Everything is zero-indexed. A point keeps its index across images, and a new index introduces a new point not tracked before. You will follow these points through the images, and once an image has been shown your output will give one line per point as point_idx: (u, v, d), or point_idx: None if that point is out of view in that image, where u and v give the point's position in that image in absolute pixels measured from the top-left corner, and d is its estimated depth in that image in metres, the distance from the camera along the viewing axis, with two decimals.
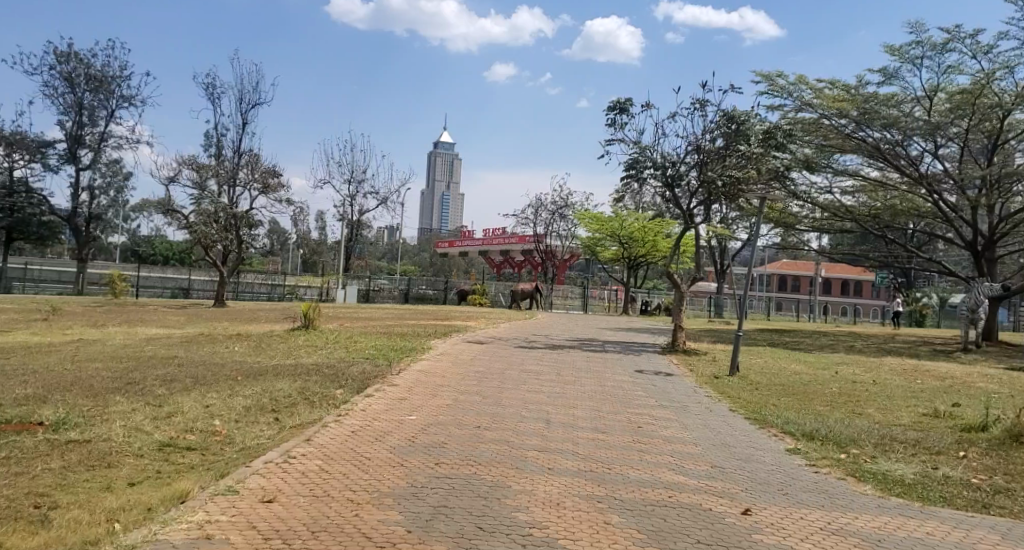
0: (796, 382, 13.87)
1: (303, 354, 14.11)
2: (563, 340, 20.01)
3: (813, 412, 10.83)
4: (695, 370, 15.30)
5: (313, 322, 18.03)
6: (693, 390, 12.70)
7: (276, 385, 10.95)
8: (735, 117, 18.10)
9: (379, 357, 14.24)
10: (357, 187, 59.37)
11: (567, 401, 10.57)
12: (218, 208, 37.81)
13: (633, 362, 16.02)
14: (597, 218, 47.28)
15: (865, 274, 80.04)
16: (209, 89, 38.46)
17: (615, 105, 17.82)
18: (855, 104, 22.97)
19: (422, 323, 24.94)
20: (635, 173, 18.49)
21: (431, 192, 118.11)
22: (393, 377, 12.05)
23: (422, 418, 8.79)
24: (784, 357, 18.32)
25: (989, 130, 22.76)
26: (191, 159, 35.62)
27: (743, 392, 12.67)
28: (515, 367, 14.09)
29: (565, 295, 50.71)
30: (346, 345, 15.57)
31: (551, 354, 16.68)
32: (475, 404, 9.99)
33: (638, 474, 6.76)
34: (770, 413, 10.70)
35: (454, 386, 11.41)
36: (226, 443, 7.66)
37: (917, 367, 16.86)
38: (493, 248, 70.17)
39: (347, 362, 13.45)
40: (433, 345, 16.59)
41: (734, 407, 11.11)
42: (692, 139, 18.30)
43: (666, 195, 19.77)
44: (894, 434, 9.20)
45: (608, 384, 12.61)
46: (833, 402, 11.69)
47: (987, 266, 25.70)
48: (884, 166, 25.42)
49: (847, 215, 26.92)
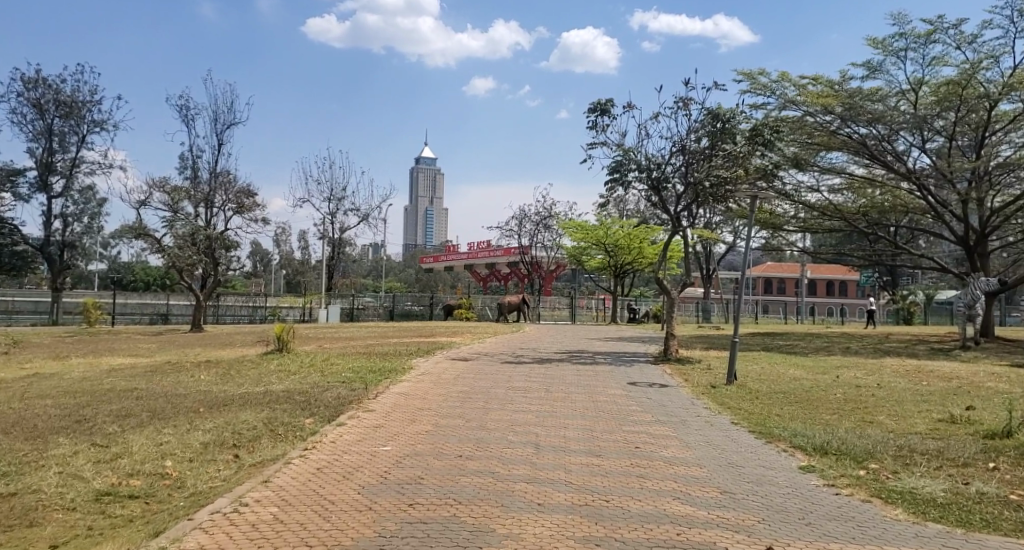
0: (798, 389, 13.18)
1: (274, 381, 13.21)
2: (552, 353, 19.21)
3: (821, 422, 10.13)
4: (690, 379, 14.55)
5: (287, 345, 17.09)
6: (691, 402, 11.94)
7: (241, 417, 10.05)
8: (720, 115, 17.47)
9: (355, 379, 13.35)
10: (338, 205, 58.38)
11: (557, 421, 9.78)
12: (194, 230, 36.81)
13: (625, 373, 15.25)
14: (582, 228, 46.64)
15: (850, 275, 80.06)
16: (182, 109, 37.54)
17: (596, 107, 17.16)
18: (840, 100, 22.47)
19: (405, 340, 24.01)
20: (619, 176, 17.79)
21: (414, 209, 117.21)
22: (370, 402, 11.20)
23: (398, 449, 7.96)
24: (781, 362, 17.66)
25: (976, 123, 22.32)
26: (162, 182, 34.56)
27: (743, 402, 11.93)
28: (501, 384, 13.26)
29: (552, 306, 50.10)
30: (321, 369, 14.68)
31: (539, 368, 15.89)
32: (458, 429, 9.19)
33: (639, 506, 5.98)
34: (776, 425, 9.96)
35: (435, 409, 10.59)
36: (174, 488, 6.75)
37: (920, 367, 16.24)
38: (478, 261, 69.37)
39: (321, 387, 12.59)
40: (414, 364, 15.73)
41: (737, 419, 10.38)
42: (677, 139, 17.63)
43: (652, 198, 19.11)
44: (914, 445, 8.48)
45: (601, 399, 11.83)
46: (840, 410, 11.00)
47: (980, 260, 25.19)
48: (871, 162, 24.96)
49: (835, 214, 26.43)
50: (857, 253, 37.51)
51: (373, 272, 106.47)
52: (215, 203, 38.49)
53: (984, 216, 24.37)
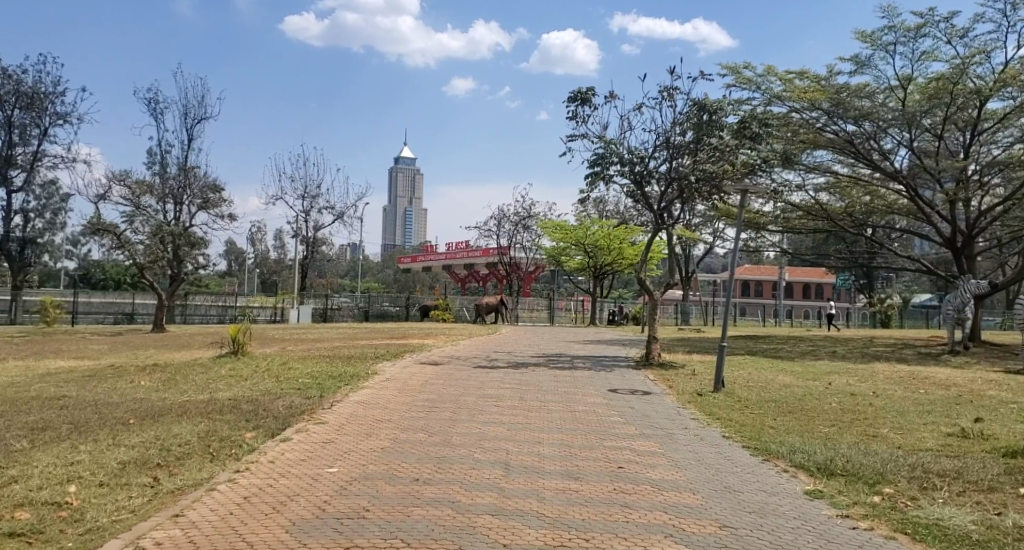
0: (789, 397, 12.32)
1: (222, 387, 12.05)
2: (528, 357, 18.19)
3: (820, 436, 9.24)
4: (674, 385, 13.63)
5: (243, 347, 15.88)
6: (677, 412, 10.99)
7: (174, 429, 8.87)
8: (706, 106, 16.60)
9: (311, 387, 12.20)
10: (312, 203, 56.92)
11: (531, 435, 8.76)
12: (158, 226, 35.31)
13: (605, 379, 14.29)
14: (561, 227, 45.76)
15: (827, 277, 80.22)
16: (151, 103, 36.12)
17: (576, 96, 16.20)
18: (827, 96, 21.71)
19: (374, 342, 22.84)
20: (600, 170, 16.81)
21: (393, 209, 115.48)
22: (324, 413, 10.10)
23: (347, 471, 6.88)
24: (768, 367, 16.78)
25: (965, 121, 21.66)
26: (123, 175, 33.02)
27: (733, 412, 11.01)
28: (471, 391, 12.18)
29: (531, 307, 49.06)
30: (277, 374, 13.50)
31: (513, 373, 14.83)
32: (418, 444, 8.14)
33: (625, 546, 4.98)
34: (771, 439, 9.03)
35: (395, 421, 9.52)
36: (70, 522, 5.63)
37: (913, 373, 15.46)
38: (456, 262, 68.18)
39: (272, 395, 11.46)
40: (380, 369, 14.60)
41: (728, 432, 9.46)
42: (662, 132, 16.72)
43: (635, 194, 18.20)
44: (928, 464, 7.58)
45: (579, 409, 10.83)
46: (838, 421, 10.13)
47: (967, 262, 24.50)
48: (857, 161, 24.24)
49: (821, 214, 25.70)
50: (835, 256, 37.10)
51: (349, 272, 104.56)
52: (178, 197, 36.98)
53: (971, 217, 23.73)
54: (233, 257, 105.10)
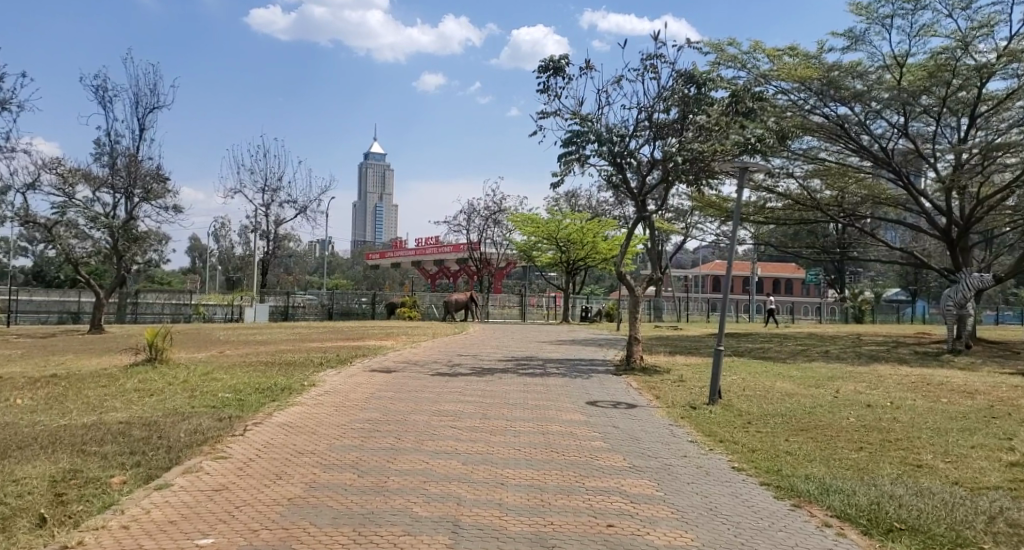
0: (796, 411, 10.56)
1: (119, 406, 9.83)
2: (495, 361, 16.17)
3: (850, 466, 7.42)
4: (662, 396, 11.75)
5: (161, 355, 13.65)
6: (671, 432, 9.12)
7: (20, 471, 6.66)
8: (694, 78, 14.82)
9: (229, 405, 10.07)
10: (273, 197, 54.29)
11: (491, 475, 6.76)
12: (95, 218, 32.46)
13: (582, 389, 12.37)
14: (533, 221, 43.80)
15: (797, 272, 79.71)
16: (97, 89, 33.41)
17: (549, 65, 14.29)
18: (819, 74, 20.03)
19: (325, 346, 20.59)
20: (575, 150, 14.85)
21: (363, 205, 112.50)
22: (232, 443, 8.00)
23: (226, 545, 4.82)
24: (762, 370, 15.04)
25: (964, 103, 20.11)
26: (56, 163, 30.17)
27: (736, 432, 9.16)
28: (424, 409, 10.16)
29: (501, 304, 47.03)
30: (193, 388, 11.32)
31: (477, 382, 12.84)
32: (340, 494, 6.11)
33: None
34: (793, 472, 7.18)
35: (320, 454, 7.48)
36: None
37: (924, 377, 13.81)
38: (426, 257, 65.91)
39: (177, 418, 9.30)
40: (320, 379, 12.49)
41: (738, 463, 7.59)
42: (644, 107, 14.86)
43: (614, 178, 16.31)
44: (1009, 512, 5.77)
45: (554, 431, 8.89)
46: (866, 444, 8.34)
47: (962, 255, 22.94)
48: (846, 147, 22.65)
49: (810, 204, 24.14)
50: (806, 250, 35.91)
51: (316, 268, 101.42)
52: (118, 189, 34.29)
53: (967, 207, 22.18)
54: (196, 254, 101.55)
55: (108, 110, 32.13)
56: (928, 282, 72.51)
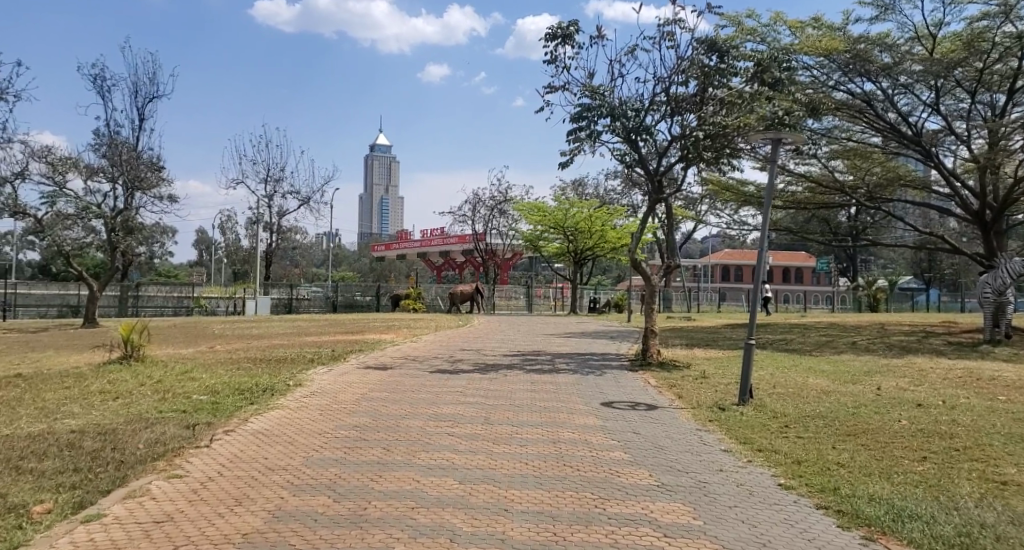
0: (839, 411, 9.39)
1: (74, 412, 8.73)
2: (501, 357, 15.01)
3: (921, 483, 6.26)
4: (685, 396, 10.58)
5: (138, 352, 12.59)
6: (701, 440, 7.99)
7: None
8: (715, 46, 13.62)
9: (202, 409, 8.98)
10: (275, 187, 53.25)
11: (492, 497, 5.64)
12: (83, 207, 31.36)
13: (596, 387, 11.26)
14: (538, 209, 42.71)
15: (808, 261, 78.36)
16: (98, 79, 32.62)
17: (556, 32, 13.10)
18: (846, 47, 18.69)
19: (322, 340, 19.50)
20: (586, 126, 13.65)
21: (368, 197, 111.33)
22: (192, 458, 6.88)
23: None
24: (790, 365, 13.84)
25: (1002, 76, 18.75)
26: (44, 151, 29.14)
27: (776, 439, 8.01)
28: (419, 412, 9.03)
29: (507, 296, 45.90)
30: (165, 389, 10.22)
31: (481, 381, 11.72)
32: (307, 526, 4.98)
33: None
34: (856, 491, 6.01)
35: (292, 471, 6.34)
36: None
37: (971, 371, 12.58)
38: (432, 249, 64.76)
39: (139, 426, 8.19)
40: (308, 378, 11.37)
41: (787, 479, 6.44)
42: (660, 79, 13.66)
43: (627, 158, 15.15)
44: None
45: (568, 440, 7.73)
46: (930, 453, 7.17)
47: (996, 239, 21.70)
48: (872, 126, 21.35)
49: (832, 187, 22.91)
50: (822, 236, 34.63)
51: (321, 261, 100.30)
52: (112, 178, 33.28)
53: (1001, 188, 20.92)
54: (201, 247, 100.82)
55: (104, 99, 31.32)
56: (942, 269, 71.01)
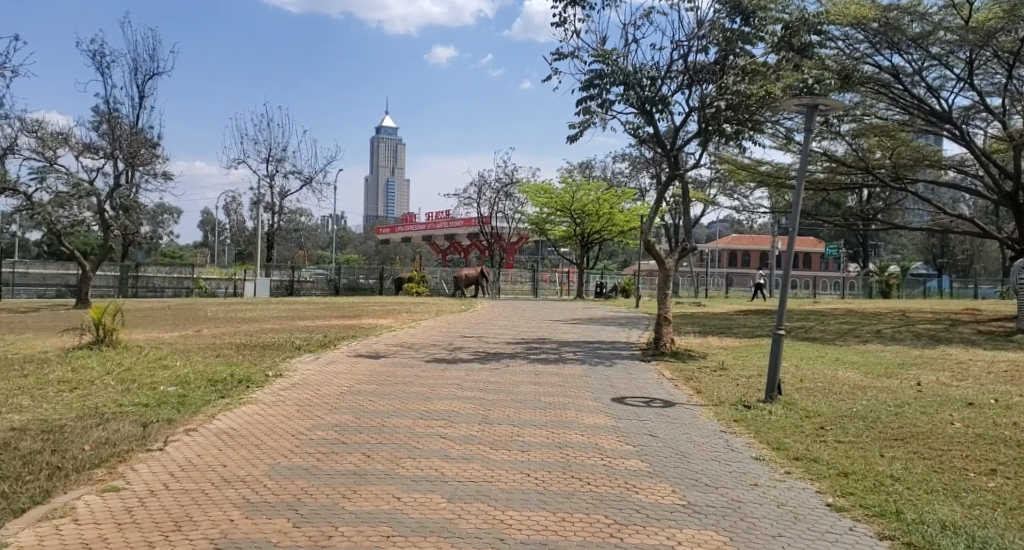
0: (879, 411, 8.36)
1: (18, 406, 7.74)
2: (504, 345, 14.02)
3: (998, 504, 5.23)
4: (706, 391, 9.55)
5: (111, 335, 11.64)
6: (728, 445, 6.99)
7: None
8: (740, 7, 12.47)
9: (165, 404, 8.01)
10: (278, 168, 52.17)
11: (488, 522, 4.66)
12: (76, 184, 30.39)
13: (606, 379, 10.26)
14: (545, 191, 41.59)
15: (818, 247, 77.06)
16: (95, 54, 31.46)
17: None
18: (877, 15, 17.46)
19: (316, 325, 18.52)
20: (597, 94, 12.55)
21: (374, 179, 109.89)
22: (138, 465, 5.89)
23: None
24: (815, 356, 12.81)
25: None
26: (35, 126, 28.10)
27: (815, 446, 6.96)
28: (411, 409, 8.06)
29: (513, 280, 44.94)
30: (131, 379, 9.27)
31: (481, 372, 10.72)
32: None
33: None
34: (924, 517, 4.98)
35: (251, 485, 5.35)
36: None
37: (1013, 364, 11.57)
38: (437, 232, 63.69)
39: (88, 423, 7.21)
40: (290, 368, 10.40)
41: (839, 499, 5.41)
42: (679, 43, 12.53)
43: (641, 132, 14.03)
44: None
45: (577, 445, 6.72)
46: (1000, 466, 6.14)
47: None
48: (899, 102, 20.15)
49: (855, 166, 21.74)
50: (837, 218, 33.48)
51: (326, 244, 99.11)
52: (108, 155, 32.30)
53: None
54: (206, 229, 99.86)
55: (103, 75, 30.41)
56: (954, 256, 69.68)
